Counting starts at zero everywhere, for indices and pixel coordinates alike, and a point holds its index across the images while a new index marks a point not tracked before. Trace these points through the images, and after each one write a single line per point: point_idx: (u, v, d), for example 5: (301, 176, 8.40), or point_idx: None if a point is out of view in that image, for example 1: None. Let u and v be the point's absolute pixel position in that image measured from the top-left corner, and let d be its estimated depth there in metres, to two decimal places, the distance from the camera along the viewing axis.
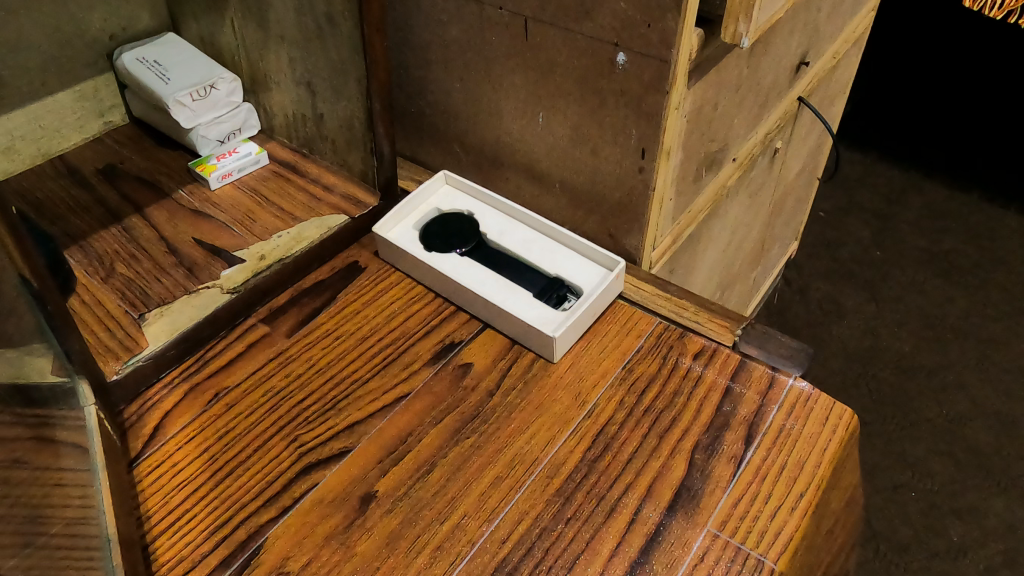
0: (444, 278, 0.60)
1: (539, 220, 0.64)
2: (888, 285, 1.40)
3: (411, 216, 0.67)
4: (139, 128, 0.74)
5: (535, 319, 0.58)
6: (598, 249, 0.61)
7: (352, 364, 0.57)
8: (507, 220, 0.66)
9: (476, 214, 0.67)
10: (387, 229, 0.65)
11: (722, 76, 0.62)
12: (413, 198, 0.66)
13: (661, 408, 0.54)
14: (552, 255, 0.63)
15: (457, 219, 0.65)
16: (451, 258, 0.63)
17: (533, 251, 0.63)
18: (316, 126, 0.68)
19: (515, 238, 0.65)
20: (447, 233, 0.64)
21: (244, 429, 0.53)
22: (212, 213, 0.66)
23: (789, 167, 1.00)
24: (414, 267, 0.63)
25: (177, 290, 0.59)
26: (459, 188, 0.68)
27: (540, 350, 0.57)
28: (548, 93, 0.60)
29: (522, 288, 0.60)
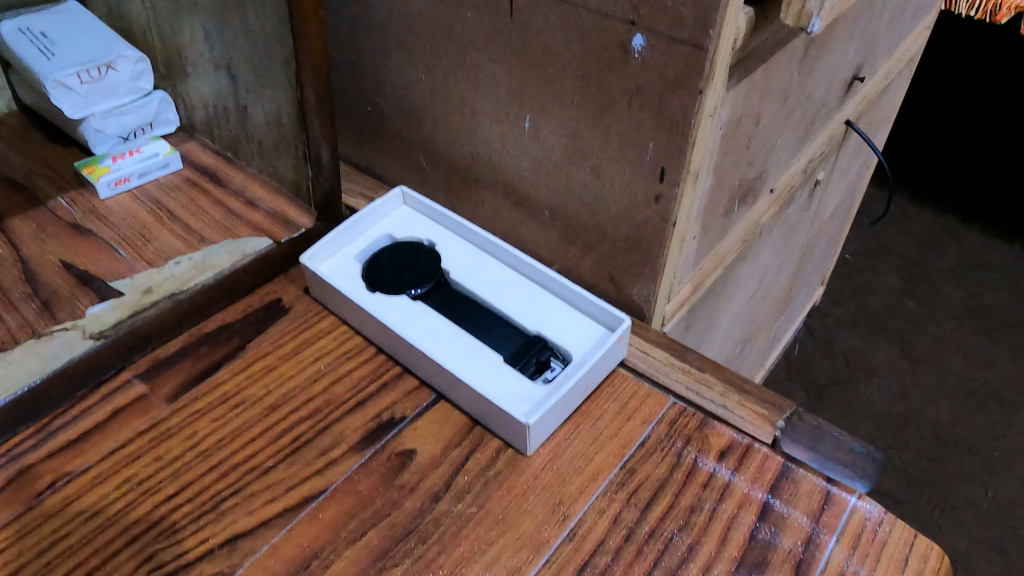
0: (387, 331, 0.45)
1: (519, 258, 0.49)
2: (923, 341, 1.24)
3: (355, 244, 0.51)
4: (28, 119, 0.59)
5: (503, 394, 0.42)
6: (596, 301, 0.46)
7: (251, 445, 0.41)
8: (478, 256, 0.51)
9: (439, 245, 0.52)
10: (320, 260, 0.49)
11: (768, 80, 0.47)
12: (359, 222, 0.51)
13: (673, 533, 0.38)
14: (534, 304, 0.48)
15: (414, 252, 0.50)
16: (399, 303, 0.47)
17: (509, 298, 0.48)
18: (242, 124, 0.53)
19: (486, 280, 0.49)
20: (397, 270, 0.49)
21: (79, 538, 0.37)
22: (96, 229, 0.51)
23: (827, 203, 0.85)
24: (350, 313, 0.47)
25: (22, 331, 0.44)
26: (421, 211, 0.53)
27: (510, 438, 0.41)
28: (538, 90, 0.45)
29: (490, 349, 0.45)
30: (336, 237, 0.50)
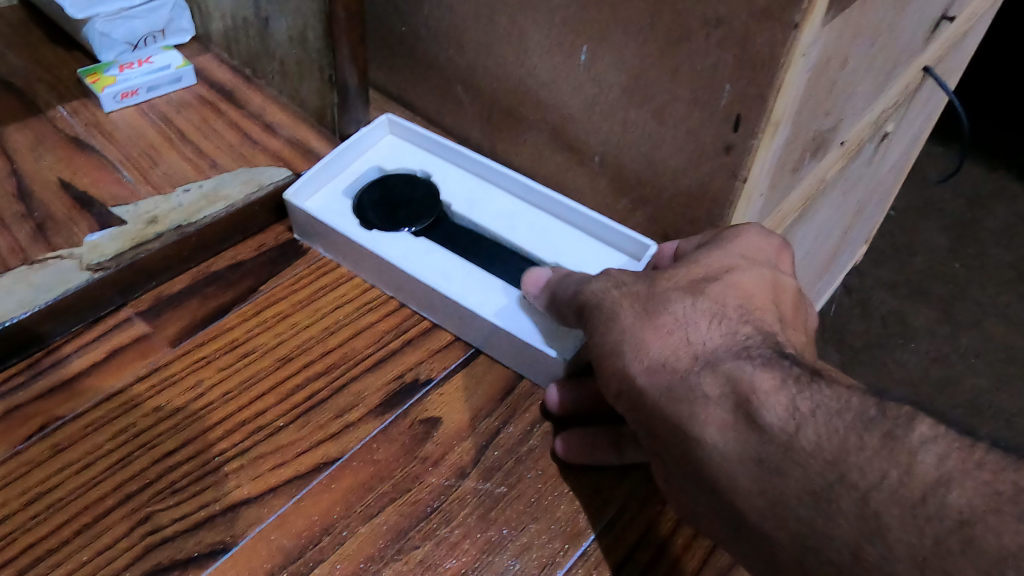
0: (390, 268, 0.40)
1: (524, 183, 0.45)
2: (965, 305, 1.18)
3: (341, 178, 0.46)
4: (29, 16, 0.54)
5: (526, 327, 0.38)
6: (609, 223, 0.42)
7: (260, 400, 0.37)
8: (477, 185, 0.47)
9: (433, 176, 0.47)
10: (304, 197, 0.44)
11: (864, 17, 0.41)
12: (346, 151, 0.46)
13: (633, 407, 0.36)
14: (547, 234, 0.44)
15: (408, 184, 0.45)
16: (401, 239, 0.43)
17: (519, 231, 0.44)
18: (263, 37, 0.48)
19: (489, 212, 0.45)
20: (394, 202, 0.44)
21: (68, 493, 0.33)
22: (99, 146, 0.46)
23: (889, 157, 0.78)
24: (345, 251, 0.43)
25: (14, 257, 0.40)
26: (409, 139, 0.49)
27: (539, 376, 0.38)
28: (599, 16, 0.39)
29: (503, 283, 0.41)
30: (321, 170, 0.44)
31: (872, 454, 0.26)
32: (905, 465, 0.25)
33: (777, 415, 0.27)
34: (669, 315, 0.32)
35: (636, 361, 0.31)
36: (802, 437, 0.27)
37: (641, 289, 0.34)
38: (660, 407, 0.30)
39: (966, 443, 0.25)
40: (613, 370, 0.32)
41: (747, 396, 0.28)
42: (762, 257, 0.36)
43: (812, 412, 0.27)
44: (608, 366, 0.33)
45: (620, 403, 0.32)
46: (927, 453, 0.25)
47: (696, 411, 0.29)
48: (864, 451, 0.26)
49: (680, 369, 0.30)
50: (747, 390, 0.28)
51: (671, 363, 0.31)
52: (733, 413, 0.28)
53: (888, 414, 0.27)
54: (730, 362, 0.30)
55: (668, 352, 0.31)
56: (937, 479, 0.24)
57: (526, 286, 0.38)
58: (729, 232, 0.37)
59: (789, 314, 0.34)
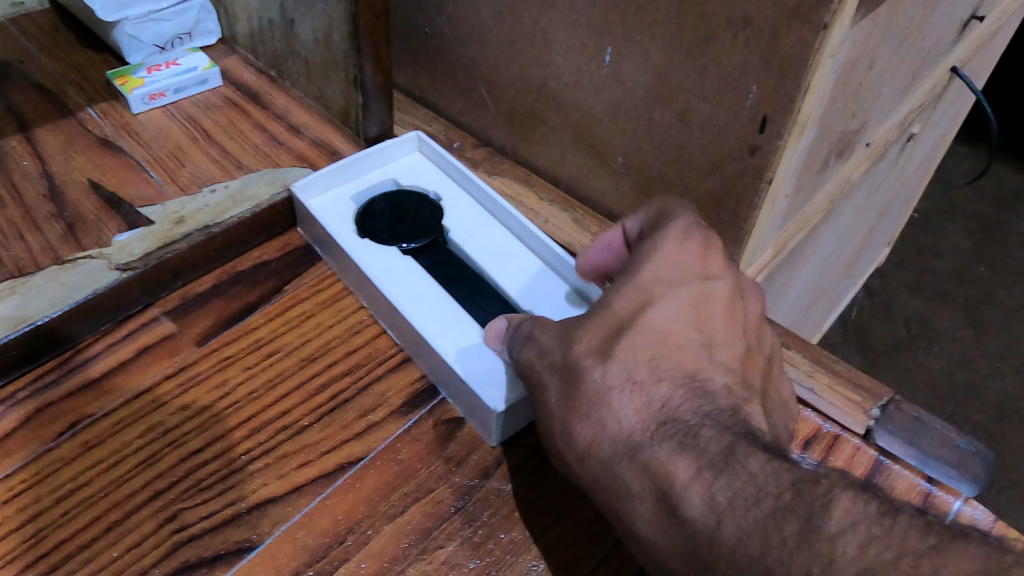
0: (367, 280, 0.40)
1: (522, 223, 0.43)
2: (991, 309, 1.17)
3: (358, 182, 0.46)
4: (59, 19, 0.55)
5: (470, 374, 0.36)
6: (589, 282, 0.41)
7: (285, 400, 0.38)
8: (482, 218, 0.46)
9: (444, 199, 0.46)
10: (313, 192, 0.45)
11: (893, 18, 0.40)
12: (365, 158, 0.46)
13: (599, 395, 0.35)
14: (530, 280, 0.42)
15: (410, 204, 0.45)
16: (386, 253, 0.42)
17: (506, 273, 0.43)
18: (289, 39, 0.48)
19: (482, 246, 0.44)
20: (391, 218, 0.44)
21: (97, 491, 0.34)
22: (127, 147, 0.46)
23: (915, 158, 0.77)
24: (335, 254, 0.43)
25: (45, 257, 0.40)
26: (431, 159, 0.48)
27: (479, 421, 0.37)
28: (624, 17, 0.39)
29: (465, 321, 0.39)
30: (335, 171, 0.45)
31: (789, 548, 0.23)
32: (825, 562, 0.23)
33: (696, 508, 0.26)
34: (587, 389, 0.30)
35: (568, 447, 0.30)
36: (721, 534, 0.25)
37: (565, 362, 0.32)
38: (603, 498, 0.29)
39: (883, 518, 0.23)
40: (559, 455, 0.31)
41: (667, 483, 0.27)
42: (683, 273, 0.33)
43: (730, 502, 0.25)
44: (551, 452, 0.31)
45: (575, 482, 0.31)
46: (847, 542, 0.23)
47: (633, 500, 0.28)
48: (784, 546, 0.24)
49: (604, 456, 0.29)
50: (663, 480, 0.27)
51: (603, 444, 0.29)
52: (658, 505, 0.27)
53: (807, 497, 0.24)
54: (652, 440, 0.28)
55: (593, 434, 0.29)
56: (858, 574, 0.22)
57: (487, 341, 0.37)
58: (647, 247, 0.34)
59: (719, 329, 0.32)
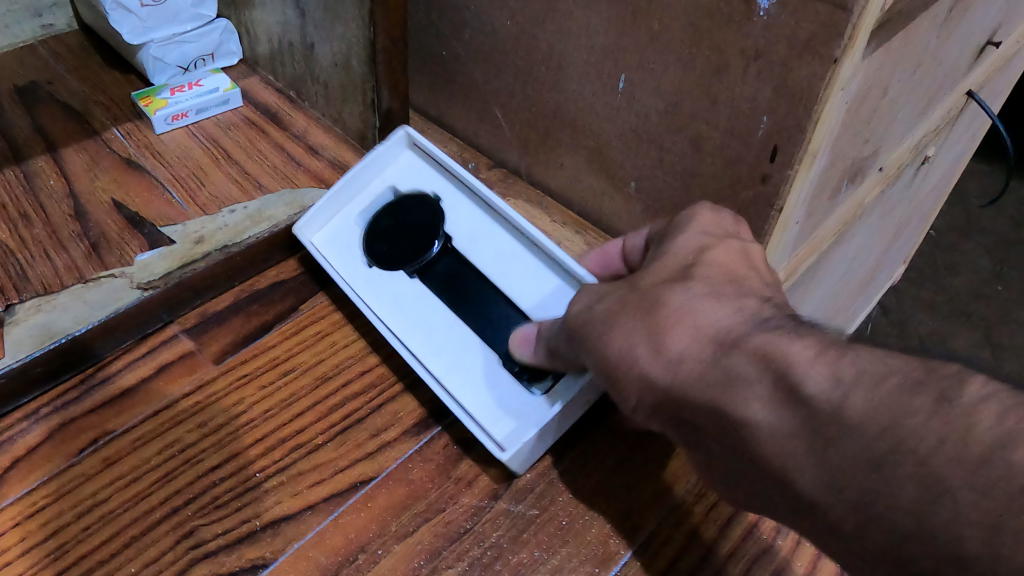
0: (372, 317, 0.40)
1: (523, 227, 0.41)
2: (1008, 329, 1.16)
3: (355, 199, 0.45)
4: (87, 40, 0.56)
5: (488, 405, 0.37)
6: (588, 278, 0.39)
7: (299, 418, 0.38)
8: (482, 217, 0.43)
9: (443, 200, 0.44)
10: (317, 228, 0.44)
11: (905, 48, 0.41)
12: (354, 177, 0.44)
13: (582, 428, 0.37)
14: (542, 286, 0.40)
15: (412, 219, 0.43)
16: (392, 280, 0.42)
17: (514, 280, 0.41)
18: (308, 62, 0.49)
19: (489, 253, 0.42)
20: (397, 236, 0.43)
21: (117, 506, 0.35)
22: (150, 167, 0.48)
23: (931, 179, 0.77)
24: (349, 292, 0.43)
25: (69, 275, 0.41)
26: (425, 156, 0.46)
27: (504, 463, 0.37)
28: (638, 46, 0.40)
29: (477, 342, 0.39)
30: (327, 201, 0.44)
31: (926, 412, 0.22)
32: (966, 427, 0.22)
33: (818, 387, 0.24)
34: (668, 307, 0.29)
35: (656, 359, 0.29)
36: (849, 400, 0.23)
37: (626, 297, 0.31)
38: (694, 408, 0.28)
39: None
40: (630, 379, 0.30)
41: (783, 371, 0.25)
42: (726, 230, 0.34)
43: (859, 377, 0.24)
44: (619, 378, 0.30)
45: (648, 411, 0.30)
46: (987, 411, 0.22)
47: (734, 408, 0.26)
48: (922, 415, 0.22)
49: (702, 358, 0.27)
50: (782, 363, 0.25)
51: (686, 365, 0.28)
52: (774, 391, 0.25)
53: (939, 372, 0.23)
54: (738, 346, 0.27)
55: (685, 341, 0.28)
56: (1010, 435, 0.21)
57: (516, 348, 0.37)
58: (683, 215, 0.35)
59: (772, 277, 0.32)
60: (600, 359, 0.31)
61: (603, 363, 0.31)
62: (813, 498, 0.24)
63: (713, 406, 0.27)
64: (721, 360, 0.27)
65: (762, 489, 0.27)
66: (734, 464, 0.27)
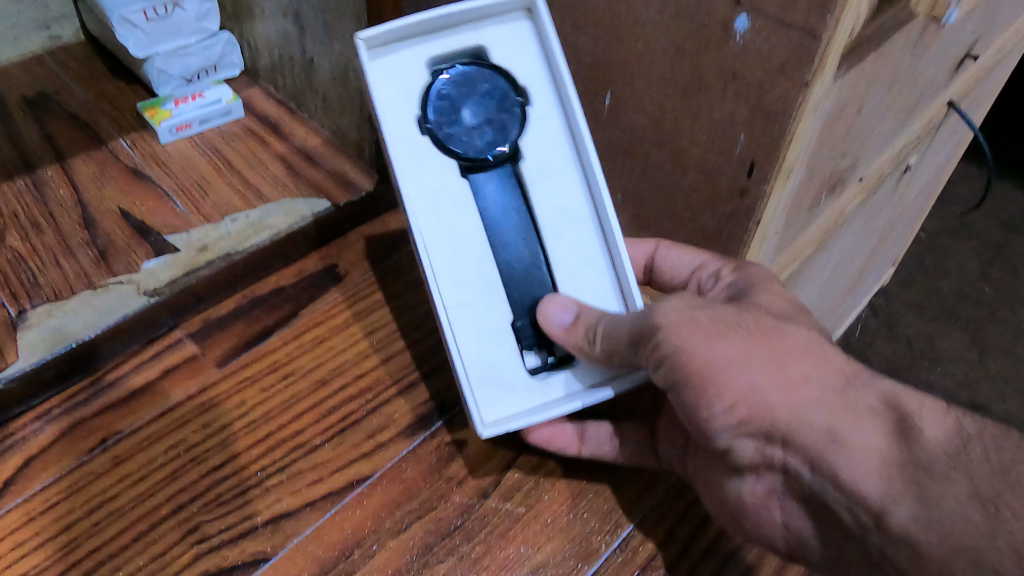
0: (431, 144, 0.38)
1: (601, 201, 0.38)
2: (994, 330, 1.18)
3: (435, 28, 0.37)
4: (93, 50, 0.58)
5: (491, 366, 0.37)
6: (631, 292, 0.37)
7: (299, 420, 0.40)
8: (564, 151, 0.39)
9: (531, 107, 0.39)
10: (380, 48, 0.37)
11: (879, 68, 0.43)
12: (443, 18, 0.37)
13: (569, 441, 0.39)
14: (584, 261, 0.39)
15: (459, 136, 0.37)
16: (440, 170, 0.38)
17: (562, 240, 0.39)
18: (307, 75, 0.51)
19: (551, 200, 0.39)
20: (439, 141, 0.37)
21: (125, 503, 0.36)
22: (155, 176, 0.49)
23: (915, 186, 0.79)
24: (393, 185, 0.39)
25: (78, 282, 0.43)
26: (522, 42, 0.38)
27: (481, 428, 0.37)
28: (623, 65, 0.42)
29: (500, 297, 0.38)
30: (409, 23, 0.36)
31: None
32: None
33: (940, 440, 0.30)
34: (791, 341, 0.33)
35: (779, 381, 0.32)
36: (968, 450, 0.29)
37: (726, 313, 0.33)
38: (799, 430, 0.32)
39: None
40: (736, 386, 0.32)
41: (905, 419, 0.30)
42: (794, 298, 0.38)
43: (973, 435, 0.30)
44: (715, 385, 0.32)
45: (728, 418, 0.33)
46: None
47: (844, 437, 0.31)
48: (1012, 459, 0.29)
49: (826, 394, 0.32)
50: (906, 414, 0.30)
51: (799, 394, 0.32)
52: (893, 431, 0.30)
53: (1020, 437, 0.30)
54: (841, 391, 0.32)
55: (807, 373, 0.32)
56: None
57: (546, 309, 0.37)
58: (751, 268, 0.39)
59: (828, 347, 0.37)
60: (705, 364, 0.32)
61: (704, 366, 0.32)
62: (902, 526, 0.29)
63: (829, 432, 0.31)
64: (836, 395, 0.32)
65: (850, 507, 0.31)
66: (816, 485, 0.32)
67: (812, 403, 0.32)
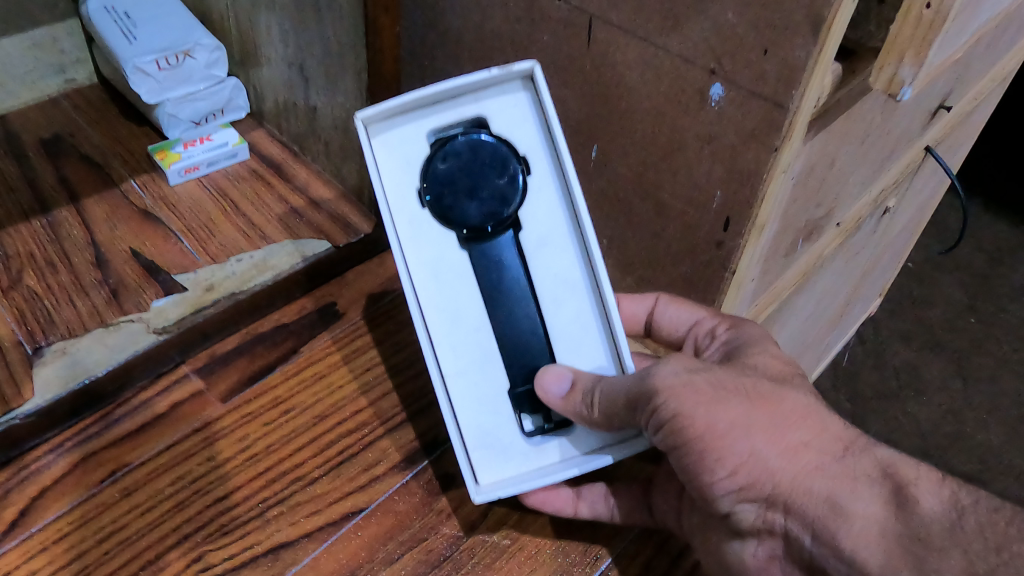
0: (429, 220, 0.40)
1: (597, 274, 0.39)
2: (979, 360, 1.20)
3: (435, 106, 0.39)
4: (106, 92, 0.61)
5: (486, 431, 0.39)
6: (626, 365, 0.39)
7: (299, 453, 0.43)
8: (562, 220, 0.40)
9: (531, 176, 0.40)
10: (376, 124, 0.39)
11: (849, 128, 0.45)
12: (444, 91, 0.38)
13: (564, 502, 0.40)
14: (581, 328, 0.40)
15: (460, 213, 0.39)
16: (441, 242, 0.40)
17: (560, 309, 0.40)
18: (310, 121, 0.54)
19: (550, 269, 0.40)
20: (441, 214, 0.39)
21: (133, 532, 0.39)
22: (164, 217, 0.52)
23: (896, 225, 0.81)
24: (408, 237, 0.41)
25: (92, 319, 0.46)
26: (521, 112, 0.39)
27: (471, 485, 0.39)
28: (607, 122, 0.44)
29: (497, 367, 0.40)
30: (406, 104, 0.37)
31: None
32: None
33: (930, 506, 0.29)
34: (790, 404, 0.33)
35: (774, 443, 0.32)
36: (964, 521, 0.29)
37: (726, 376, 0.34)
38: (800, 496, 0.32)
39: None
40: (735, 451, 0.33)
41: (903, 486, 0.30)
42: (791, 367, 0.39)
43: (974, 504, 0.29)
44: (716, 449, 0.33)
45: (733, 484, 0.33)
46: None
47: (843, 506, 0.31)
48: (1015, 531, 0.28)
49: (823, 456, 0.32)
50: (904, 480, 0.30)
51: (798, 460, 0.32)
52: (889, 497, 0.30)
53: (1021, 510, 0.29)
54: (837, 458, 0.32)
55: (805, 436, 0.32)
56: None
57: (545, 380, 0.38)
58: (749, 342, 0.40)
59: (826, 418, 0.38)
60: (704, 428, 0.33)
61: (704, 432, 0.33)
62: None
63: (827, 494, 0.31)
64: (836, 462, 0.32)
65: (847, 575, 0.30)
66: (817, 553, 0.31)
67: (812, 470, 0.32)
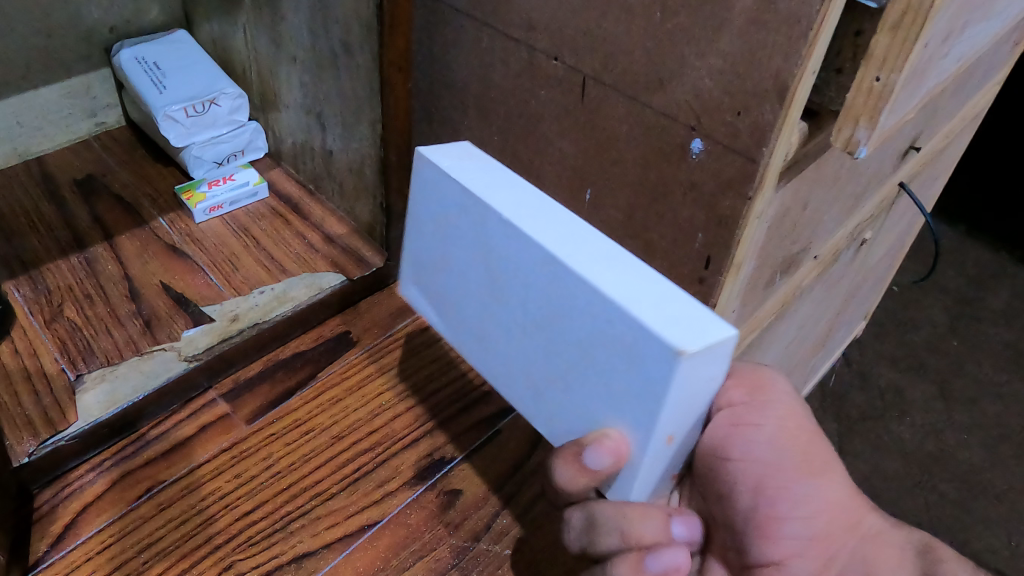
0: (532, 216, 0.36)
1: None
2: (961, 382, 1.24)
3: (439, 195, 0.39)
4: (134, 134, 0.67)
5: None
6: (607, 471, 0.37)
7: (318, 471, 0.47)
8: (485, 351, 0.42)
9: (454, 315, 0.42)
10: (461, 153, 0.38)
11: (819, 174, 0.50)
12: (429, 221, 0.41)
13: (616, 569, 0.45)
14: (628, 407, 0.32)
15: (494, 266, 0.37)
16: None
17: None
18: (326, 164, 0.58)
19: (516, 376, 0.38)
20: None
21: (169, 543, 0.42)
22: (191, 253, 0.57)
23: (874, 254, 0.86)
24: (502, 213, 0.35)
25: (127, 349, 0.50)
26: None
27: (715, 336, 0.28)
28: (599, 169, 0.49)
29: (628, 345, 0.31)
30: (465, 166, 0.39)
31: None
32: None
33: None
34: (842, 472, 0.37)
35: (831, 509, 0.36)
36: None
37: (801, 432, 0.37)
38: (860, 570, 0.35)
39: None
40: (797, 503, 0.36)
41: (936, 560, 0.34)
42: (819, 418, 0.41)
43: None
44: (788, 490, 0.36)
45: (796, 517, 0.36)
46: None
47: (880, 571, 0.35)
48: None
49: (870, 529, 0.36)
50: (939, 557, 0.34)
51: (860, 520, 0.36)
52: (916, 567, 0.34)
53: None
54: (890, 528, 0.36)
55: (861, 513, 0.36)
56: None
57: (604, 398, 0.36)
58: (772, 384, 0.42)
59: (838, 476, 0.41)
60: (793, 452, 0.36)
61: (771, 478, 0.36)
62: None
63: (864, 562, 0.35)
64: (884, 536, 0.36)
65: None
66: None
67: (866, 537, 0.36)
